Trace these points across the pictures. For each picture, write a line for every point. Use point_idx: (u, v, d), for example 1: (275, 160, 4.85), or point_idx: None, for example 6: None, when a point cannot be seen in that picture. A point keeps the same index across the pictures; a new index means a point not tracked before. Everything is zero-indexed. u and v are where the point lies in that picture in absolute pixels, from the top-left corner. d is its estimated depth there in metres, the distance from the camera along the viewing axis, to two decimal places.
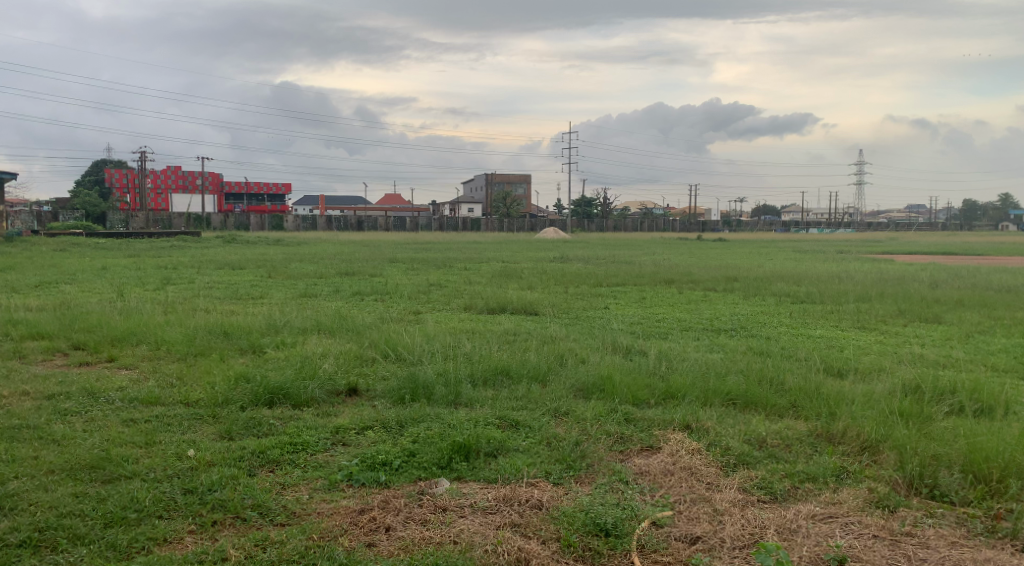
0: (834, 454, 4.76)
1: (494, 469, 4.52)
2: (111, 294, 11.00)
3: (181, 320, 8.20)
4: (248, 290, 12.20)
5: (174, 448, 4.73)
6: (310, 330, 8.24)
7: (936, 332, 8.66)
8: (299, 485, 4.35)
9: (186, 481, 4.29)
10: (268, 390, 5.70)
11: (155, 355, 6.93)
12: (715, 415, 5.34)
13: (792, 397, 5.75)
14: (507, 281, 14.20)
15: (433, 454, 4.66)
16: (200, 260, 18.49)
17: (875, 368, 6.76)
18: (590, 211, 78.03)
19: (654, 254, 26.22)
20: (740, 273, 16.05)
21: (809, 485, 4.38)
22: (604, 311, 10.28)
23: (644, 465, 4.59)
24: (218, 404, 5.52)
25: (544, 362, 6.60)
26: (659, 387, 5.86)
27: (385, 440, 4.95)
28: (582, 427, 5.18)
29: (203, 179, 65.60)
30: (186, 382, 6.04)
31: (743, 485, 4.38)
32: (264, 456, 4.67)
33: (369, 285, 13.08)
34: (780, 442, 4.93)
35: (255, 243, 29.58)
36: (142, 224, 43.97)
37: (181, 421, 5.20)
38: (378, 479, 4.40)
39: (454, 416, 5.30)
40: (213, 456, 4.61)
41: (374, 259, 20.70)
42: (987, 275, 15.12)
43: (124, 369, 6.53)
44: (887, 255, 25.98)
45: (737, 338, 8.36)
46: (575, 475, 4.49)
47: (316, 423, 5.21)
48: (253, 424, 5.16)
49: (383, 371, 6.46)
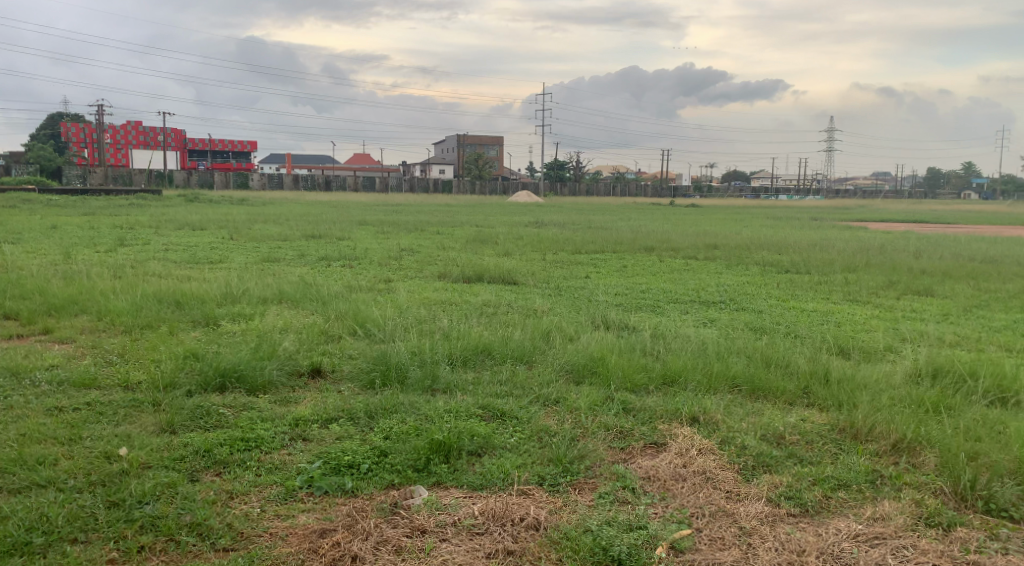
0: (862, 455, 4.60)
1: (478, 473, 4.31)
2: (56, 256, 10.52)
3: (129, 287, 7.84)
4: (206, 254, 11.78)
5: (102, 445, 4.44)
6: (271, 301, 7.95)
7: (933, 306, 8.59)
8: (250, 495, 4.09)
9: (111, 491, 4.00)
10: (219, 372, 5.41)
11: (97, 327, 6.59)
12: (722, 406, 5.18)
13: (802, 383, 5.62)
14: (481, 247, 13.93)
15: (409, 455, 4.43)
16: (156, 220, 17.94)
17: (880, 348, 6.66)
18: (560, 175, 77.47)
19: (630, 220, 25.82)
20: (721, 239, 15.96)
21: (843, 496, 4.21)
22: (584, 282, 10.08)
23: (651, 469, 4.40)
24: (161, 389, 5.23)
25: (529, 341, 6.37)
26: (656, 372, 5.69)
27: (351, 435, 4.71)
28: (577, 419, 4.99)
29: (166, 136, 64.00)
30: (128, 361, 5.75)
31: (767, 495, 4.20)
32: (211, 456, 4.40)
33: (336, 250, 12.75)
34: (798, 439, 4.77)
35: (220, 202, 28.93)
36: (100, 181, 42.85)
37: (115, 410, 4.91)
38: (344, 487, 4.17)
39: (431, 406, 5.07)
40: (148, 457, 4.33)
41: (343, 221, 20.29)
42: (968, 244, 15.23)
43: (59, 344, 6.18)
44: (861, 222, 26.25)
45: (726, 311, 8.21)
46: (572, 480, 4.30)
47: (274, 414, 4.95)
48: (201, 414, 4.89)
49: (352, 350, 6.21)
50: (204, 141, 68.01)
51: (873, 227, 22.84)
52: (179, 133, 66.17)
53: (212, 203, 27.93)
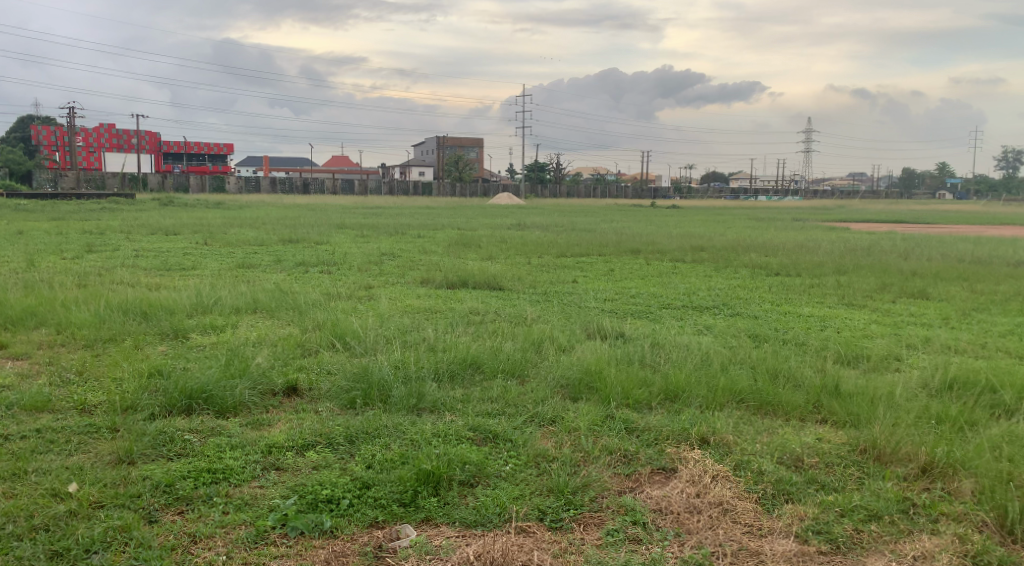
0: (890, 480, 4.48)
1: (470, 508, 4.16)
2: (19, 264, 10.23)
3: (93, 297, 7.61)
4: (178, 260, 11.52)
5: (48, 481, 4.23)
6: (244, 310, 7.76)
7: (932, 310, 8.55)
8: (215, 537, 3.91)
9: (54, 538, 3.81)
10: (184, 394, 5.22)
11: (55, 342, 6.36)
12: (731, 425, 5.06)
13: (812, 397, 5.52)
14: (465, 250, 13.77)
15: (393, 488, 4.27)
16: (128, 225, 17.61)
17: (884, 356, 6.59)
18: (541, 177, 77.34)
19: (612, 221, 25.76)
20: (707, 241, 15.89)
21: (876, 529, 4.09)
22: (573, 287, 9.94)
23: (663, 500, 4.28)
24: (120, 412, 5.05)
25: (520, 354, 6.25)
26: (655, 387, 5.57)
27: (330, 464, 4.54)
28: (576, 442, 4.85)
29: (140, 138, 63.10)
30: (87, 380, 5.56)
31: (794, 530, 4.08)
32: (172, 491, 4.22)
33: (314, 255, 12.53)
34: (817, 462, 4.66)
35: (196, 205, 28.53)
36: (72, 184, 42.14)
37: (67, 438, 4.71)
38: (321, 526, 3.99)
39: (417, 429, 4.91)
40: (99, 494, 4.14)
41: (321, 224, 20.03)
42: (955, 244, 15.29)
43: (13, 361, 5.95)
44: (844, 223, 26.39)
45: (720, 318, 8.11)
46: (576, 514, 4.16)
47: (245, 440, 4.76)
48: (163, 441, 4.70)
49: (330, 364, 6.03)
50: (180, 145, 67.17)
51: (857, 228, 22.95)
52: (154, 137, 65.32)
53: (188, 206, 27.53)
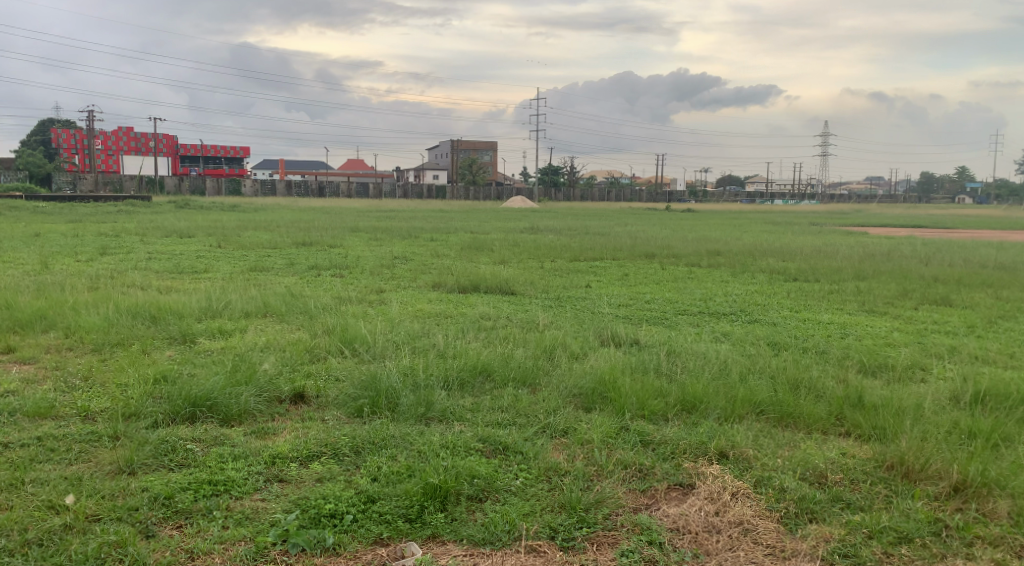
0: (920, 499, 4.38)
1: (477, 525, 4.11)
2: (33, 266, 10.28)
3: (102, 300, 7.62)
4: (190, 263, 11.55)
5: (45, 492, 4.22)
6: (254, 314, 7.75)
7: (955, 317, 8.42)
8: (213, 554, 3.89)
9: (47, 554, 3.80)
10: (189, 402, 5.20)
11: (63, 346, 6.37)
12: (750, 438, 4.98)
13: (834, 410, 5.43)
14: (478, 254, 13.72)
15: (398, 503, 4.23)
16: (142, 226, 17.70)
17: (907, 366, 6.49)
18: (555, 180, 77.27)
19: (627, 224, 25.69)
20: (723, 245, 15.77)
21: (906, 552, 4.00)
22: (587, 292, 9.87)
23: (680, 518, 4.21)
24: (123, 419, 5.03)
25: (532, 361, 6.19)
26: (671, 398, 5.50)
27: (335, 476, 4.50)
28: (589, 455, 4.79)
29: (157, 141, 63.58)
30: (92, 385, 5.56)
31: (819, 552, 4.01)
32: (172, 504, 4.19)
33: (326, 258, 12.54)
34: (841, 478, 4.57)
35: (211, 208, 28.67)
36: (89, 187, 42.47)
37: (67, 447, 4.70)
38: (324, 543, 3.95)
39: (425, 440, 4.86)
40: (96, 507, 4.12)
41: (335, 227, 20.06)
42: (977, 250, 15.11)
43: (20, 365, 5.96)
44: (862, 227, 26.18)
45: (737, 324, 8.01)
46: (589, 533, 4.10)
47: (249, 450, 4.73)
48: (165, 450, 4.68)
49: (338, 371, 6.00)
50: (196, 147, 67.62)
51: (876, 232, 22.75)
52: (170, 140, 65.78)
53: (202, 208, 27.68)
